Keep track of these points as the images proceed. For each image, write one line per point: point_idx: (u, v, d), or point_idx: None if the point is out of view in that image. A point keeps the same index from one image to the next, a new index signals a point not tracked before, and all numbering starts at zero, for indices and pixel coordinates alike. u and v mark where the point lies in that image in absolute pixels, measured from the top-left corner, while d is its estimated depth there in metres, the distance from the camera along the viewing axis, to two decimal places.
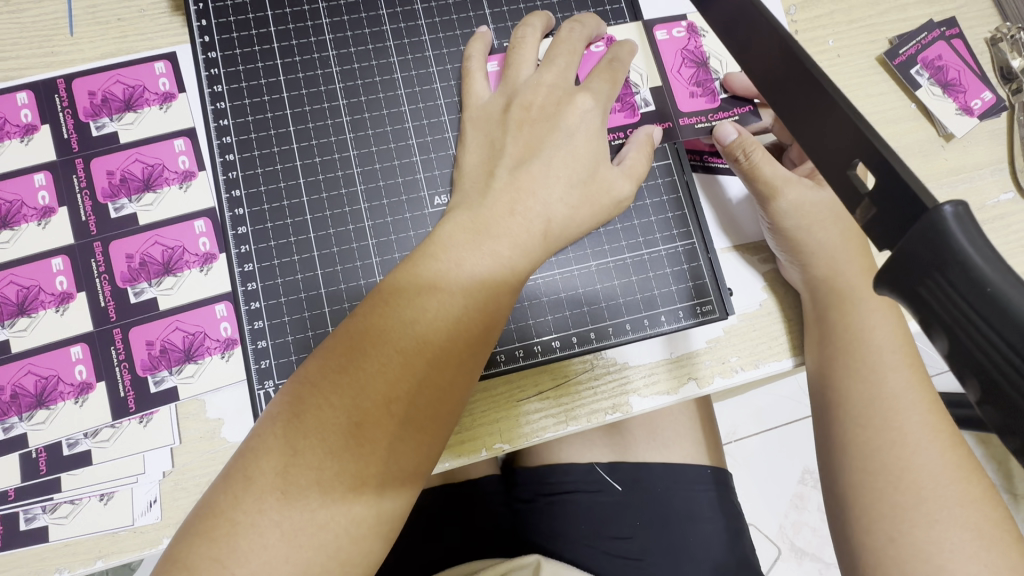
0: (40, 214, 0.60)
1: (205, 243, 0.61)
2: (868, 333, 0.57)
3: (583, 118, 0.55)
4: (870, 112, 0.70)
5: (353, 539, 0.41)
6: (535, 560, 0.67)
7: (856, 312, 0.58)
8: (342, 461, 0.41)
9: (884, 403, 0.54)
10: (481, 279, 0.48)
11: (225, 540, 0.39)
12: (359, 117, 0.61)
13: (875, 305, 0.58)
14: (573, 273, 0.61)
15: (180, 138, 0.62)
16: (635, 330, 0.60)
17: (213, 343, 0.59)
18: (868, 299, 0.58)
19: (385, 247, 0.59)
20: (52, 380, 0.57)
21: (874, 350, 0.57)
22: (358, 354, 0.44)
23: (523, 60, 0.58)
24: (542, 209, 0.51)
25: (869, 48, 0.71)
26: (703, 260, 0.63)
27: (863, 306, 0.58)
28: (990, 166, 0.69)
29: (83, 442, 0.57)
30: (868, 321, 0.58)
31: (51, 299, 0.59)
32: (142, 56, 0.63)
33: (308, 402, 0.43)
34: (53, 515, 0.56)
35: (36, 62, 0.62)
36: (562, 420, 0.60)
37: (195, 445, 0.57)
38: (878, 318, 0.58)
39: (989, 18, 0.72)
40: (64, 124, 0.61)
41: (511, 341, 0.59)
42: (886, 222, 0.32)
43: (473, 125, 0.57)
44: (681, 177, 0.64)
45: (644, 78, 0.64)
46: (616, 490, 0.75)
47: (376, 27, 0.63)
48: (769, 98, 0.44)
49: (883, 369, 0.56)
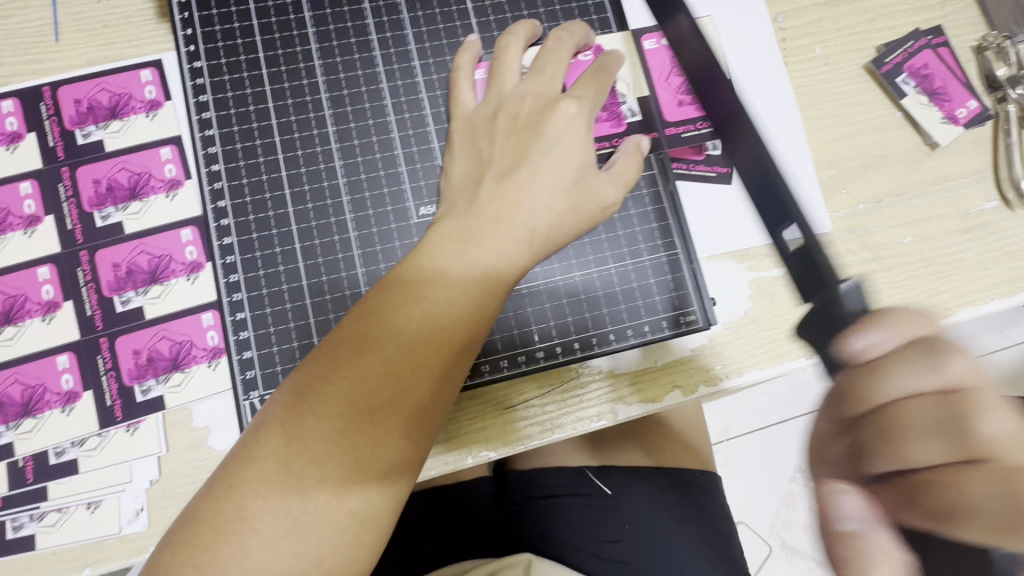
0: (26, 223, 0.60)
1: (191, 251, 0.61)
2: (945, 463, 0.34)
3: (567, 126, 0.54)
4: (855, 120, 0.70)
5: (337, 549, 0.41)
6: (526, 560, 0.69)
7: (913, 436, 0.35)
8: (325, 468, 0.42)
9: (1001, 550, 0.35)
10: (467, 288, 0.48)
11: (208, 548, 0.40)
12: (344, 126, 0.61)
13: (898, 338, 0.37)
14: (558, 284, 0.61)
15: (166, 146, 0.62)
16: (619, 340, 0.61)
17: (200, 352, 0.59)
18: (965, 364, 0.36)
19: (370, 257, 0.59)
20: (38, 389, 0.58)
21: (1000, 481, 0.33)
22: (343, 363, 0.44)
23: (508, 69, 0.58)
24: (527, 218, 0.51)
25: (856, 56, 0.72)
26: (686, 270, 0.63)
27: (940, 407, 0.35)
28: (973, 174, 0.69)
29: (70, 451, 0.57)
30: (950, 446, 0.34)
31: (37, 308, 0.59)
32: (128, 64, 0.63)
33: (292, 411, 0.43)
34: (40, 523, 0.56)
35: (22, 70, 0.62)
36: (549, 429, 0.60)
37: (182, 453, 0.57)
38: (931, 421, 0.35)
39: (975, 26, 0.73)
40: (49, 132, 0.61)
41: (495, 351, 0.59)
42: (806, 284, 0.45)
43: (459, 136, 0.58)
44: (666, 188, 0.64)
45: (631, 88, 0.64)
46: (604, 493, 0.75)
47: (363, 36, 0.63)
48: (744, 167, 0.56)
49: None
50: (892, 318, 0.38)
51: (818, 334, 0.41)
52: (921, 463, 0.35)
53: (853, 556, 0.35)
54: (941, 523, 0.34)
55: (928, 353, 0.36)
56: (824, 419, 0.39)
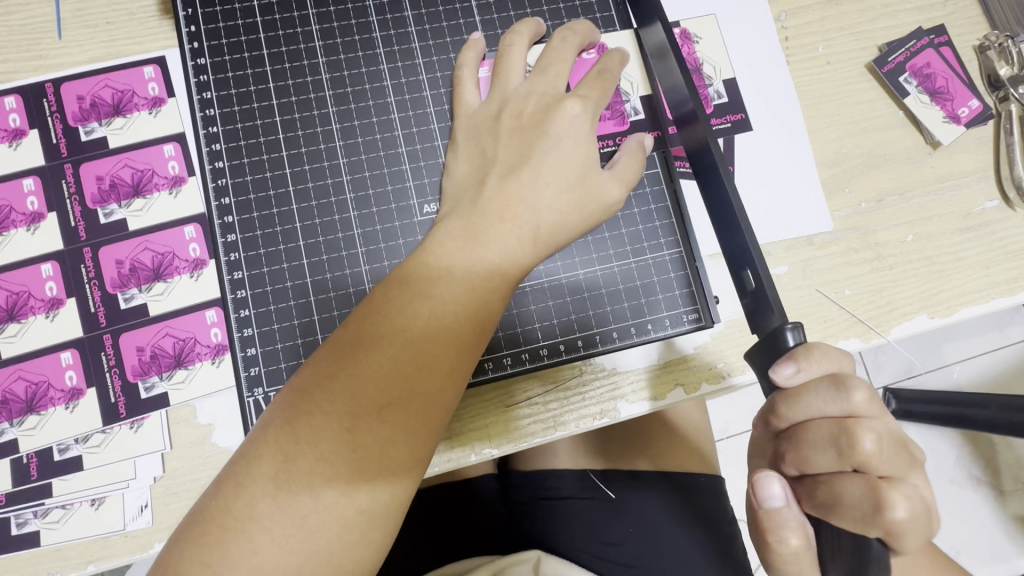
0: (29, 220, 0.60)
1: (195, 248, 0.61)
2: (839, 471, 0.41)
3: (572, 124, 0.54)
4: (858, 118, 0.70)
5: (345, 546, 0.41)
6: (537, 556, 0.70)
7: (812, 448, 0.42)
8: (334, 466, 0.42)
9: (882, 543, 0.40)
10: (473, 285, 0.48)
11: (217, 546, 0.40)
12: (348, 124, 0.61)
13: (822, 367, 0.43)
14: (561, 282, 0.61)
15: (170, 143, 0.62)
16: (623, 338, 0.61)
17: (204, 349, 0.59)
18: (866, 395, 0.41)
19: (374, 254, 0.59)
20: (42, 386, 0.58)
21: (868, 485, 0.40)
22: (350, 360, 0.44)
23: (512, 67, 0.58)
24: (532, 216, 0.51)
25: (859, 55, 0.72)
26: (690, 268, 0.63)
27: (838, 428, 0.41)
28: (975, 174, 0.70)
29: (74, 447, 0.57)
30: (837, 457, 0.41)
31: (41, 305, 0.59)
32: (131, 61, 0.63)
33: (300, 409, 0.43)
34: (44, 519, 0.56)
35: (24, 66, 0.62)
36: (551, 426, 0.60)
37: (186, 450, 0.57)
38: (828, 437, 0.41)
39: (977, 26, 0.73)
40: (52, 129, 0.61)
41: (499, 348, 0.59)
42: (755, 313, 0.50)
43: (464, 134, 0.58)
44: (670, 186, 0.64)
45: (634, 86, 0.64)
46: (609, 497, 0.75)
47: (367, 34, 0.63)
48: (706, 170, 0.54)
49: (902, 533, 0.39)
50: (819, 353, 0.43)
51: (765, 363, 0.46)
52: (821, 470, 0.42)
53: (774, 526, 0.43)
54: (825, 513, 0.42)
55: (839, 380, 0.42)
56: (759, 425, 0.48)
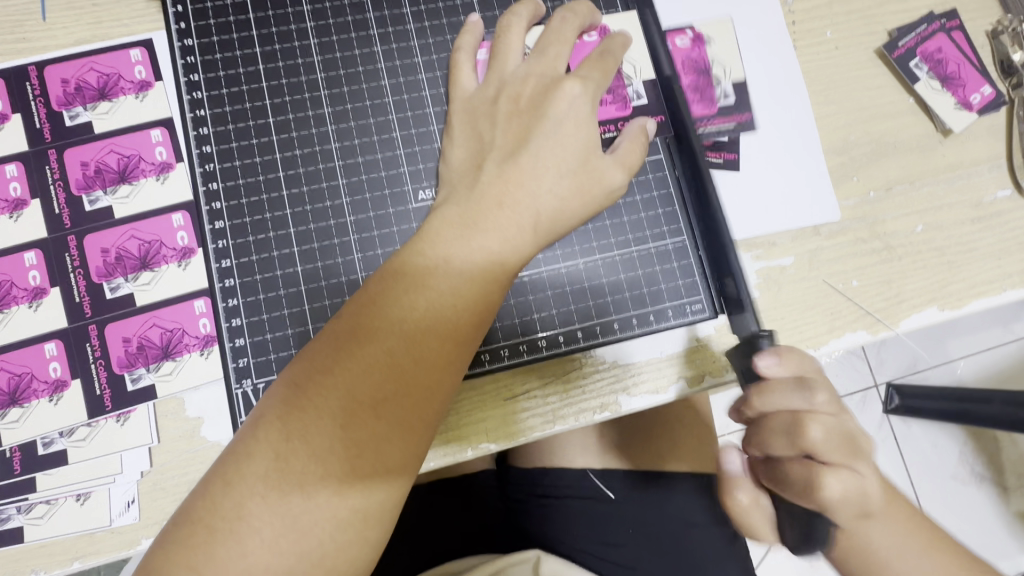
0: (12, 207, 0.58)
1: (183, 237, 0.59)
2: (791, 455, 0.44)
3: (572, 106, 0.52)
4: (867, 105, 0.68)
5: (338, 546, 0.40)
6: (537, 556, 0.68)
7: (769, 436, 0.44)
8: (328, 464, 0.40)
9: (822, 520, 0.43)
10: (471, 275, 0.46)
11: (204, 548, 0.38)
12: (341, 108, 0.59)
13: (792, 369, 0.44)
14: (560, 271, 0.60)
15: (157, 128, 0.60)
16: (623, 329, 0.59)
17: (192, 340, 0.58)
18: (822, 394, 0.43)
19: (367, 242, 0.57)
20: (25, 377, 0.56)
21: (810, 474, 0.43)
22: (345, 354, 0.42)
23: (510, 49, 0.56)
24: (531, 202, 0.49)
25: (868, 40, 0.70)
26: (692, 257, 0.61)
27: (792, 419, 0.42)
28: (988, 162, 0.68)
29: (58, 441, 0.56)
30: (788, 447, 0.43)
31: (24, 294, 0.57)
32: (117, 43, 0.61)
33: (291, 404, 0.41)
34: (28, 515, 0.55)
35: (7, 48, 0.60)
36: (550, 420, 0.58)
37: (174, 444, 0.56)
38: (783, 427, 0.43)
39: (990, 10, 0.71)
40: (35, 113, 0.59)
41: (497, 340, 0.58)
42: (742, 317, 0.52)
43: (460, 117, 0.56)
44: (672, 173, 0.62)
45: (638, 70, 0.62)
46: (609, 496, 0.73)
47: (360, 15, 0.61)
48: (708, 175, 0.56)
49: (832, 509, 0.43)
50: (796, 355, 0.45)
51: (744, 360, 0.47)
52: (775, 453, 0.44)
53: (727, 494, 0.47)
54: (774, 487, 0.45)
55: (805, 381, 0.43)
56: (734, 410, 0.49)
